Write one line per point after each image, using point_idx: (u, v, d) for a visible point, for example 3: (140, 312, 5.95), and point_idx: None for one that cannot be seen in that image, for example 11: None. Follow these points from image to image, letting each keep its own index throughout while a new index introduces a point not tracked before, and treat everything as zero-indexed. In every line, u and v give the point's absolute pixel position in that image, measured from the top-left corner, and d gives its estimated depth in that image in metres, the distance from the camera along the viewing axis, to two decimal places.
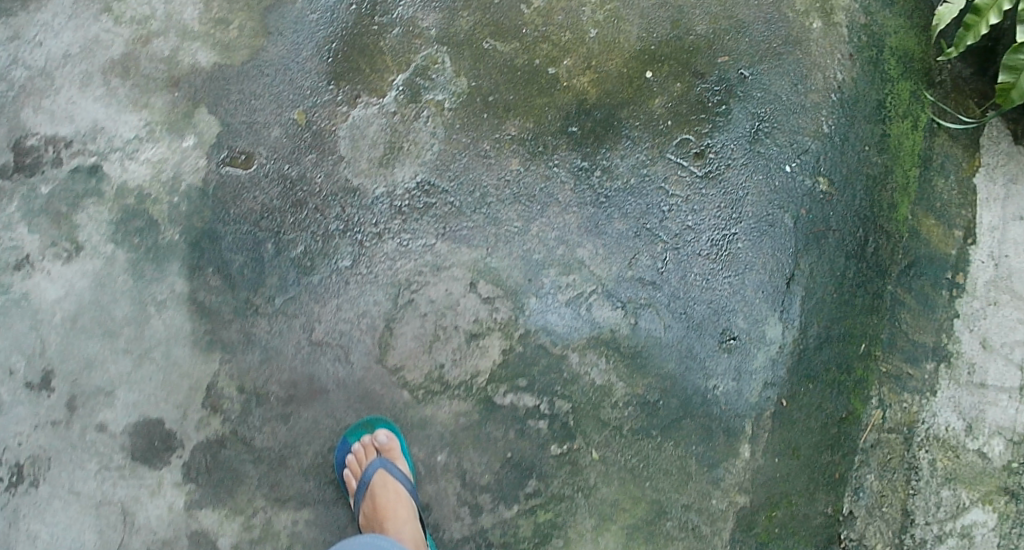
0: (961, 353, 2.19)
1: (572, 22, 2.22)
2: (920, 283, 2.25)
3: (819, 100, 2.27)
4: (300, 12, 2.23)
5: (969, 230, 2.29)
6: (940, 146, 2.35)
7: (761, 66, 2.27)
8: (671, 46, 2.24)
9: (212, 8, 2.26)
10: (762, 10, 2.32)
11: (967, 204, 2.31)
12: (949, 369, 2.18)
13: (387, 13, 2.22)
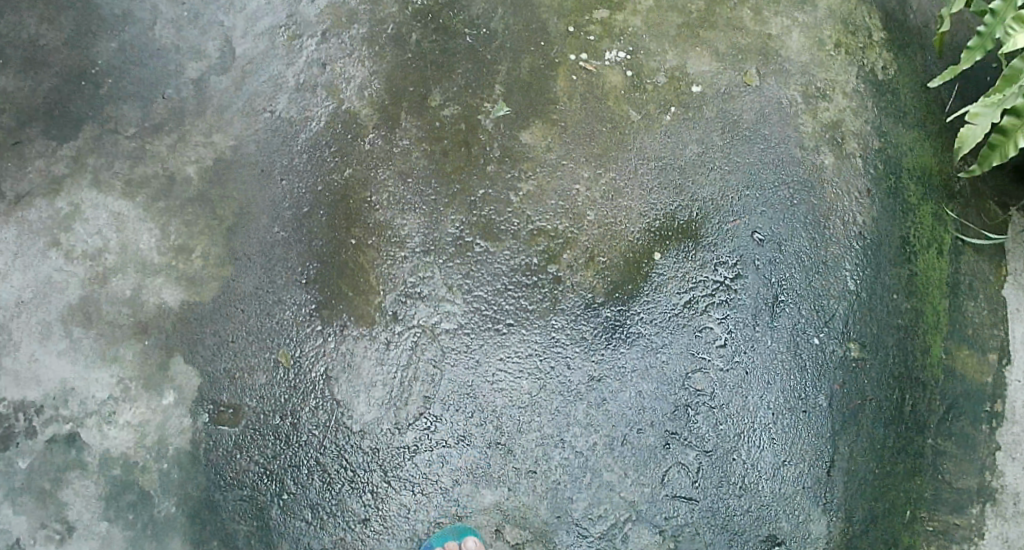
0: (1005, 488, 2.04)
1: (566, 207, 2.05)
2: (960, 427, 2.07)
3: (840, 252, 2.10)
4: (267, 230, 2.05)
5: (1004, 350, 2.12)
6: (969, 264, 2.17)
7: (775, 222, 2.10)
8: (678, 219, 2.07)
9: (170, 234, 2.07)
10: (764, 156, 2.15)
11: (999, 318, 2.14)
12: (994, 507, 2.03)
13: (364, 220, 2.04)
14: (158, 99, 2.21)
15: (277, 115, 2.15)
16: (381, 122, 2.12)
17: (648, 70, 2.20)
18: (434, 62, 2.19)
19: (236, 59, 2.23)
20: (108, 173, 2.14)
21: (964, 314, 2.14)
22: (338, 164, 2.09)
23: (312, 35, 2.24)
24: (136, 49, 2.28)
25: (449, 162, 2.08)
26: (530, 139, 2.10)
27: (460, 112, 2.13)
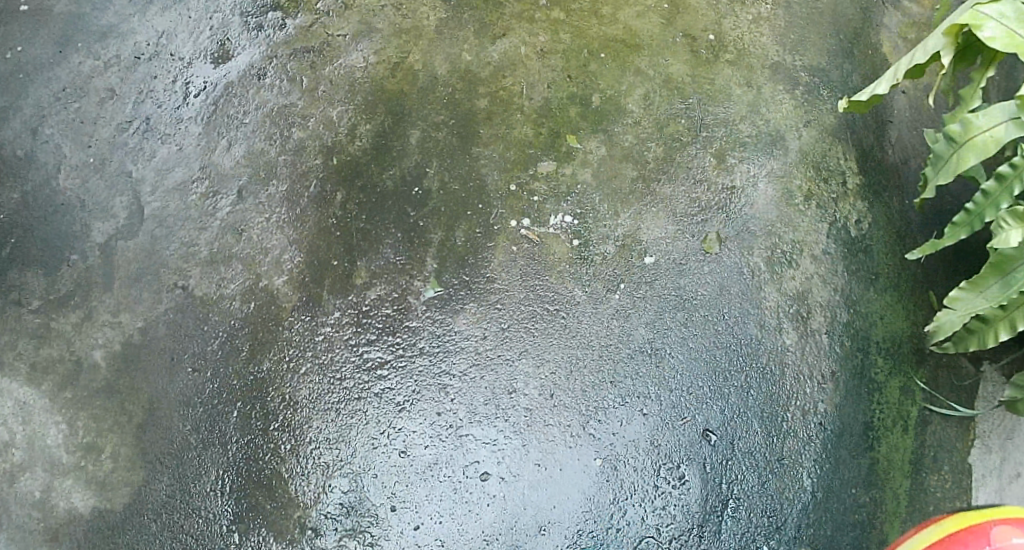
0: None
1: (500, 410, 1.89)
2: None
3: (798, 446, 1.96)
4: (181, 430, 1.91)
5: None
6: (934, 433, 2.00)
7: (728, 418, 1.95)
8: (622, 420, 1.91)
9: (78, 430, 1.92)
10: (719, 340, 1.99)
11: (963, 489, 1.97)
12: None
13: (284, 423, 1.90)
14: (64, 264, 2.03)
15: (189, 292, 1.98)
16: (303, 304, 1.95)
17: (597, 236, 2.01)
18: (361, 230, 1.99)
19: (146, 220, 2.04)
20: (13, 354, 1.97)
21: (924, 493, 1.97)
22: (257, 353, 1.93)
23: (227, 193, 2.04)
24: (40, 203, 2.09)
25: (374, 356, 1.91)
26: (464, 325, 1.93)
27: (388, 294, 1.94)
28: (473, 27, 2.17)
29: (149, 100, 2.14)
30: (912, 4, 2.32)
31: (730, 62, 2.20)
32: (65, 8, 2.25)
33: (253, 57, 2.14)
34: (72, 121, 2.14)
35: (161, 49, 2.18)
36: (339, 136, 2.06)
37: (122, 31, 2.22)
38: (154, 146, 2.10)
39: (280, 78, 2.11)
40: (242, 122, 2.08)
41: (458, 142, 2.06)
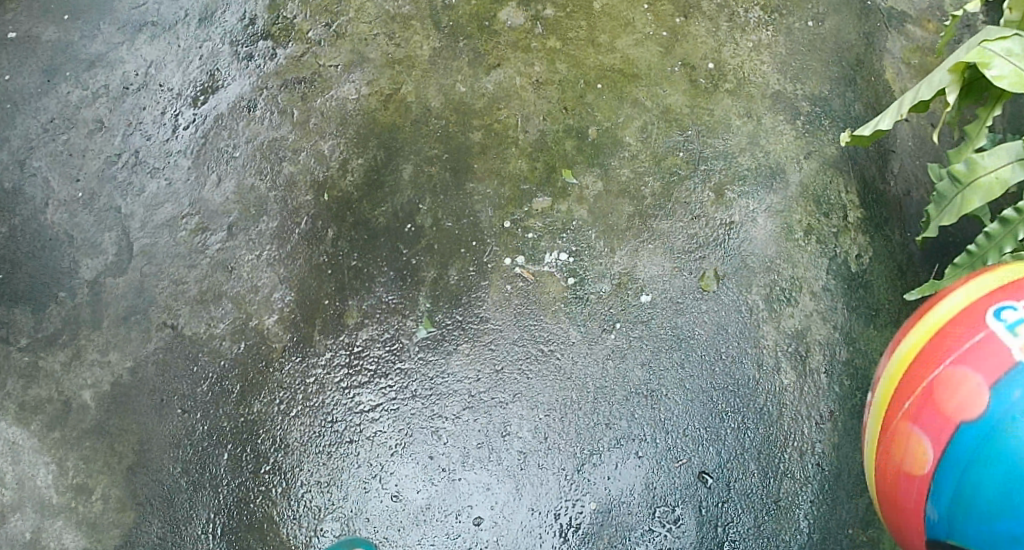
0: None
1: (494, 454, 1.86)
2: None
3: (795, 486, 1.91)
4: (171, 472, 1.87)
5: None
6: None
7: (725, 459, 1.91)
8: (617, 464, 1.88)
9: (68, 470, 1.86)
10: (716, 380, 1.95)
11: None
12: None
13: (274, 466, 1.86)
14: (52, 301, 2.00)
15: (179, 331, 1.95)
16: (293, 346, 1.92)
17: (593, 274, 1.98)
18: (353, 268, 1.96)
19: (135, 257, 2.01)
20: (2, 392, 1.92)
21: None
22: (247, 394, 1.90)
23: (217, 229, 2.00)
24: (29, 238, 2.05)
25: (366, 399, 1.89)
26: (457, 367, 1.90)
27: (380, 336, 1.91)
28: (467, 56, 2.14)
29: (138, 133, 2.11)
30: (916, 29, 2.27)
31: (730, 91, 2.16)
32: (53, 36, 2.22)
33: (243, 88, 2.11)
34: (60, 153, 2.11)
35: (150, 79, 2.15)
36: (331, 171, 2.03)
37: (112, 60, 2.18)
38: (144, 180, 2.06)
39: (270, 110, 2.08)
40: (232, 156, 2.05)
41: (451, 177, 2.02)
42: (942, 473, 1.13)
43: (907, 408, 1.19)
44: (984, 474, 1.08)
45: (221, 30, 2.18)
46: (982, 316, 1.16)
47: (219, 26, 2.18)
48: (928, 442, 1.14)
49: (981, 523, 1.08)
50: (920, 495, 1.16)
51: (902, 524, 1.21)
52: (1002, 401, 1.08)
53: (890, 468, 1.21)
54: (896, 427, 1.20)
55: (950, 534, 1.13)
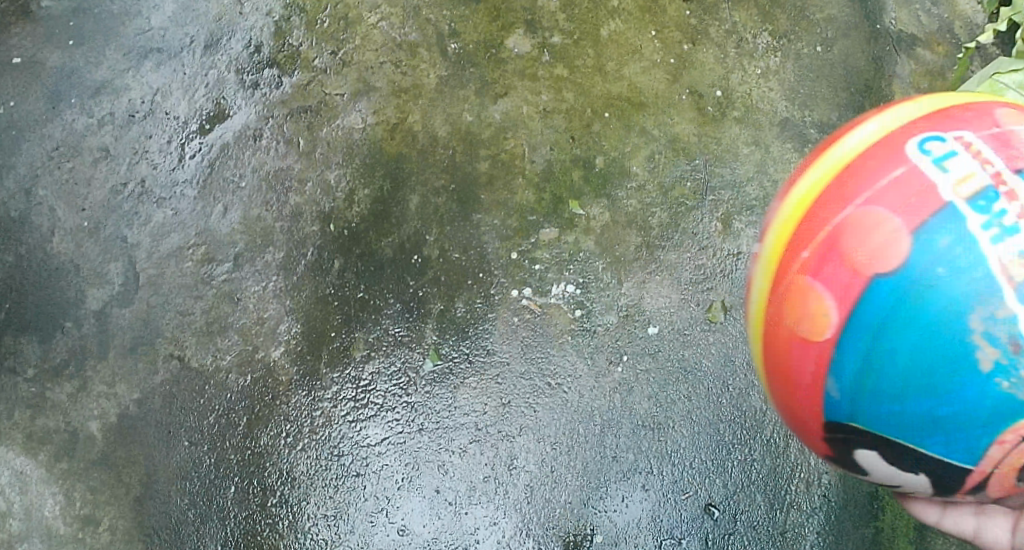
0: None
1: (500, 487, 1.85)
2: None
3: (800, 518, 1.91)
4: (178, 504, 1.87)
5: None
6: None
7: (733, 493, 1.90)
8: (624, 497, 1.87)
9: (75, 501, 1.86)
10: (723, 412, 1.94)
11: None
12: None
13: (280, 498, 1.86)
14: (59, 331, 1.99)
15: (185, 363, 1.95)
16: (300, 379, 1.92)
17: (601, 306, 1.97)
18: (359, 300, 1.96)
19: (142, 287, 2.01)
20: (9, 423, 1.92)
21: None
22: (253, 427, 1.90)
23: (223, 259, 2.00)
24: (35, 267, 2.04)
25: (373, 432, 1.89)
26: (464, 400, 1.90)
27: (386, 369, 1.91)
28: (475, 85, 2.14)
29: (144, 161, 2.10)
30: (926, 53, 2.26)
31: (738, 119, 2.15)
32: (58, 61, 2.21)
33: (249, 117, 2.11)
34: (66, 182, 2.10)
35: (156, 107, 2.15)
36: (337, 202, 2.02)
37: (117, 87, 2.18)
38: (150, 210, 2.06)
39: (276, 139, 2.08)
40: (238, 186, 2.05)
41: (458, 208, 2.02)
42: (846, 338, 0.99)
43: (805, 259, 1.03)
44: (897, 336, 0.96)
45: (227, 57, 2.18)
46: (903, 149, 1.03)
47: (225, 53, 2.18)
48: (829, 303, 1.00)
49: (896, 393, 0.97)
50: (819, 364, 1.03)
51: (792, 398, 1.09)
52: (924, 251, 0.95)
53: (782, 333, 1.06)
54: (791, 280, 1.05)
55: (853, 409, 1.02)
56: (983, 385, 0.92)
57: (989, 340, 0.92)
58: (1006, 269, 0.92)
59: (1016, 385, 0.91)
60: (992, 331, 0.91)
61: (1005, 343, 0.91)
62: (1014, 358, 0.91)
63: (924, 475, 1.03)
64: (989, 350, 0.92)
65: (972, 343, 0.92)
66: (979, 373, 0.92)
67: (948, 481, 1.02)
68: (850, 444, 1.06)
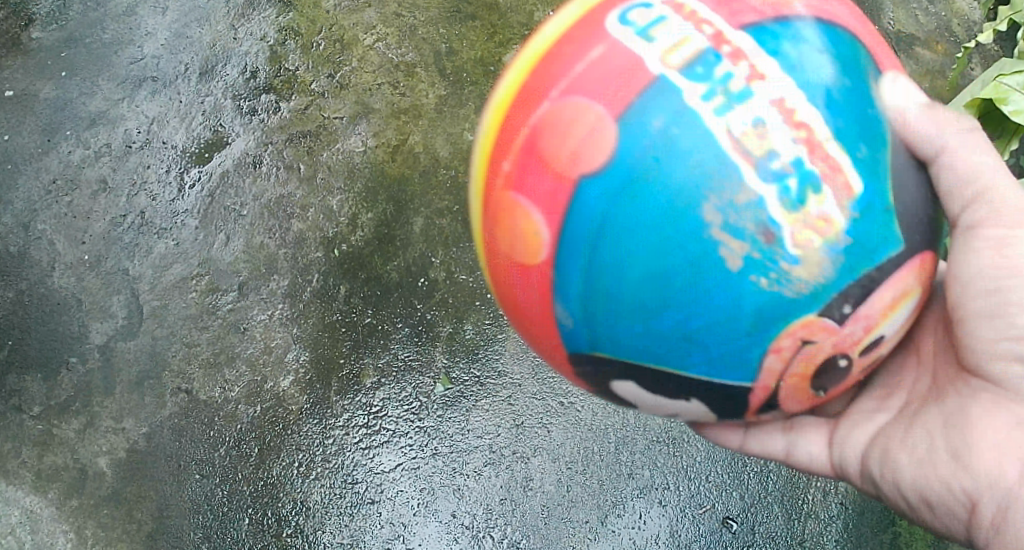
0: None
1: (517, 508, 1.84)
2: None
3: (818, 527, 1.91)
4: (191, 538, 1.85)
5: None
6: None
7: (750, 505, 1.89)
8: (641, 514, 1.86)
9: (86, 539, 1.83)
10: None
11: None
12: None
13: (296, 529, 1.84)
14: (63, 367, 1.95)
15: (194, 396, 1.92)
16: (310, 408, 1.90)
17: None
18: (367, 326, 1.94)
19: (146, 319, 1.98)
20: (16, 462, 1.88)
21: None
22: (266, 458, 1.88)
23: (227, 289, 1.98)
24: (37, 303, 2.00)
25: (386, 459, 1.87)
26: (477, 423, 1.89)
27: (397, 395, 1.91)
28: (474, 104, 2.13)
29: (143, 192, 2.08)
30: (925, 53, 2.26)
31: None
32: (51, 93, 2.18)
33: (248, 144, 2.10)
34: (64, 215, 2.06)
35: (153, 137, 2.13)
36: (340, 227, 2.01)
37: (113, 117, 2.16)
38: (151, 241, 2.04)
39: (276, 166, 2.07)
40: (240, 214, 2.03)
41: (463, 229, 2.01)
42: (564, 251, 0.96)
43: (508, 172, 0.99)
44: (621, 244, 0.92)
45: (223, 84, 2.17)
46: (603, 27, 0.98)
47: (221, 80, 2.18)
48: (542, 217, 0.96)
49: (633, 311, 0.94)
50: (544, 286, 1.00)
51: (532, 322, 1.06)
52: (633, 141, 0.91)
53: (504, 258, 1.03)
54: (498, 198, 1.01)
55: (592, 331, 1.00)
56: (736, 282, 0.90)
57: (733, 235, 0.89)
58: (739, 144, 0.89)
59: (775, 281, 0.90)
60: (737, 223, 0.88)
61: (752, 235, 0.88)
62: (766, 250, 0.89)
63: (693, 400, 1.03)
64: (734, 247, 0.89)
65: (711, 240, 0.89)
66: (727, 272, 0.90)
67: (715, 400, 1.02)
68: (602, 373, 1.05)
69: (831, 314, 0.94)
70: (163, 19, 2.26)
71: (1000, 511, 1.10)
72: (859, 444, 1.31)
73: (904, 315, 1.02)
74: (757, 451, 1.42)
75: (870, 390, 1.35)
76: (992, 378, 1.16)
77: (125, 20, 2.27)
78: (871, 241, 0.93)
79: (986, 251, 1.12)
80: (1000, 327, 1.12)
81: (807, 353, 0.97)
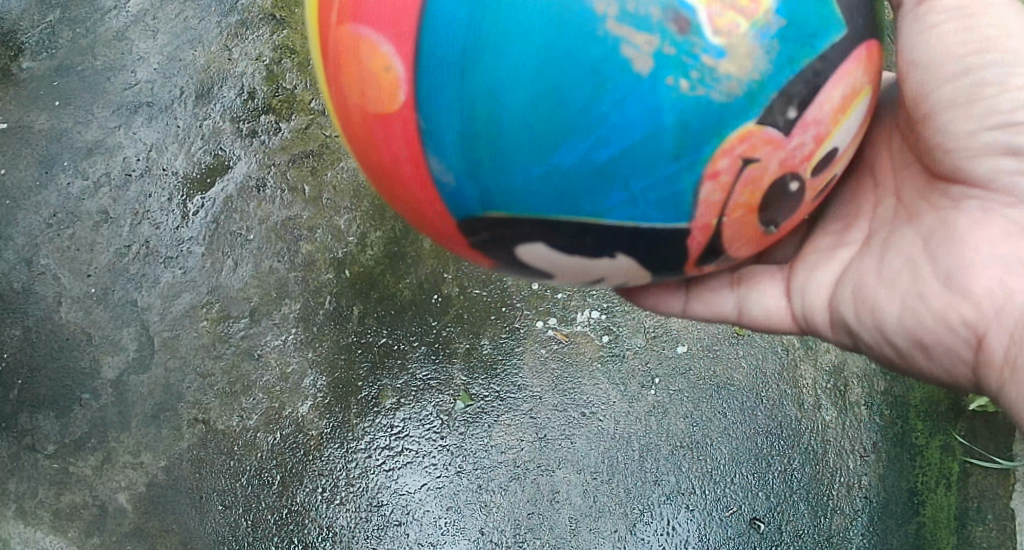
0: None
1: (545, 521, 1.84)
2: None
3: (846, 521, 1.89)
4: None
5: None
6: (977, 484, 1.85)
7: (778, 504, 1.89)
8: (669, 520, 1.86)
9: None
10: (759, 424, 1.93)
11: None
12: None
13: None
14: (76, 404, 1.91)
15: (211, 426, 1.89)
16: (331, 432, 1.90)
17: (628, 329, 1.97)
18: (383, 347, 1.95)
19: (158, 351, 1.94)
20: (34, 502, 1.84)
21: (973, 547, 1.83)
22: (289, 485, 1.87)
23: (239, 316, 1.95)
24: (45, 340, 1.96)
25: (411, 479, 1.87)
26: (499, 438, 1.89)
27: (417, 414, 1.91)
28: None
29: (146, 222, 2.05)
30: None
31: None
32: (46, 124, 2.15)
33: (250, 167, 2.08)
34: (67, 248, 2.02)
35: (152, 164, 2.10)
36: (350, 247, 2.01)
37: (111, 145, 2.12)
38: (158, 271, 2.00)
39: (281, 188, 2.05)
40: (247, 239, 2.01)
41: None
42: (431, 80, 0.86)
43: (350, 7, 0.91)
44: (498, 53, 0.82)
45: (220, 106, 2.15)
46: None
47: (219, 102, 2.15)
48: (398, 46, 0.87)
49: (526, 143, 0.85)
50: (412, 134, 0.91)
51: (410, 186, 0.97)
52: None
53: (359, 111, 0.94)
54: (343, 40, 0.93)
55: (478, 182, 0.90)
56: (649, 86, 0.82)
57: (635, 26, 0.80)
58: None
59: (698, 81, 0.82)
60: (640, 11, 0.80)
61: (659, 24, 0.81)
62: (682, 41, 0.81)
63: (619, 256, 0.95)
64: (640, 41, 0.81)
65: (610, 36, 0.80)
66: (636, 75, 0.81)
67: (646, 249, 0.94)
68: (505, 236, 0.96)
69: (775, 121, 0.87)
70: (155, 43, 2.23)
71: (1012, 339, 1.04)
72: (824, 289, 1.26)
73: (855, 121, 0.96)
74: (705, 312, 1.36)
75: (825, 228, 1.31)
76: (975, 180, 1.13)
77: (116, 45, 2.23)
78: (806, 23, 0.86)
79: (949, 31, 1.09)
80: (978, 113, 1.08)
81: (752, 176, 0.89)
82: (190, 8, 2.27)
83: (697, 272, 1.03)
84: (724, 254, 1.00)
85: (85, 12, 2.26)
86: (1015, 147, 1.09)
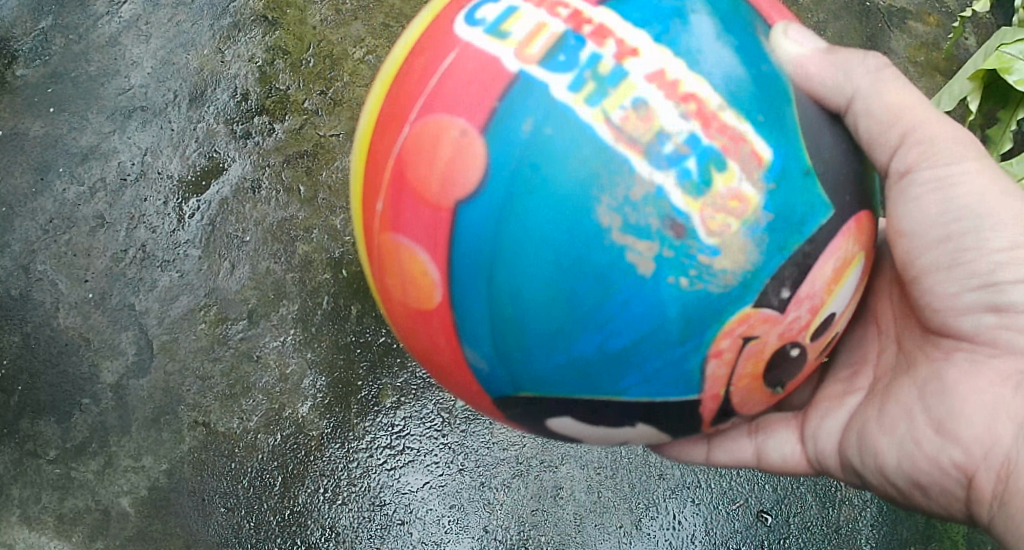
0: None
1: (550, 517, 1.84)
2: None
3: (854, 512, 1.88)
4: None
5: None
6: None
7: (785, 497, 1.87)
8: (675, 514, 1.85)
9: None
10: None
11: None
12: None
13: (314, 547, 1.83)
14: (77, 409, 1.91)
15: (212, 428, 1.88)
16: (332, 432, 1.89)
17: None
18: (383, 344, 1.96)
19: (156, 355, 1.93)
20: (37, 508, 1.84)
21: (981, 537, 1.86)
22: (292, 482, 1.86)
23: (236, 318, 1.95)
24: (44, 346, 1.96)
25: (412, 478, 1.87)
26: (501, 435, 1.89)
27: (418, 413, 1.91)
28: None
29: (142, 226, 2.05)
30: (918, 25, 2.37)
31: None
32: (41, 130, 2.14)
33: (244, 168, 2.08)
34: (65, 254, 2.02)
35: (148, 168, 2.10)
36: (347, 248, 2.01)
37: (106, 149, 2.12)
38: (155, 275, 2.00)
39: (276, 189, 2.05)
40: (243, 241, 2.01)
41: None
42: (460, 283, 0.93)
43: (384, 212, 0.98)
44: (517, 264, 0.88)
45: (214, 109, 2.15)
46: (454, 33, 0.96)
47: (212, 105, 2.15)
48: (429, 255, 0.94)
49: (548, 338, 0.91)
50: (447, 328, 0.97)
51: (448, 367, 1.04)
52: (505, 151, 0.88)
53: (401, 302, 1.02)
54: (381, 240, 1.00)
55: (508, 369, 0.97)
56: (652, 285, 0.87)
57: (637, 235, 0.85)
58: (622, 132, 0.86)
59: (697, 277, 0.88)
60: (639, 221, 0.85)
61: (658, 231, 0.85)
62: (679, 244, 0.86)
63: (640, 424, 1.01)
64: (642, 248, 0.86)
65: (615, 246, 0.86)
66: (639, 277, 0.87)
67: (663, 419, 1.00)
68: (536, 412, 1.02)
69: (769, 302, 0.92)
70: (148, 47, 2.23)
71: (1000, 477, 1.08)
72: (834, 435, 1.29)
73: (850, 286, 1.01)
74: (726, 459, 1.39)
75: (835, 374, 1.34)
76: (962, 335, 1.14)
77: (109, 50, 2.22)
78: (794, 211, 0.91)
79: (930, 200, 1.09)
80: (962, 277, 1.10)
81: (753, 349, 0.95)
82: (183, 12, 2.27)
83: (712, 429, 1.09)
84: (737, 413, 1.05)
85: (78, 18, 2.26)
86: (996, 304, 1.10)
